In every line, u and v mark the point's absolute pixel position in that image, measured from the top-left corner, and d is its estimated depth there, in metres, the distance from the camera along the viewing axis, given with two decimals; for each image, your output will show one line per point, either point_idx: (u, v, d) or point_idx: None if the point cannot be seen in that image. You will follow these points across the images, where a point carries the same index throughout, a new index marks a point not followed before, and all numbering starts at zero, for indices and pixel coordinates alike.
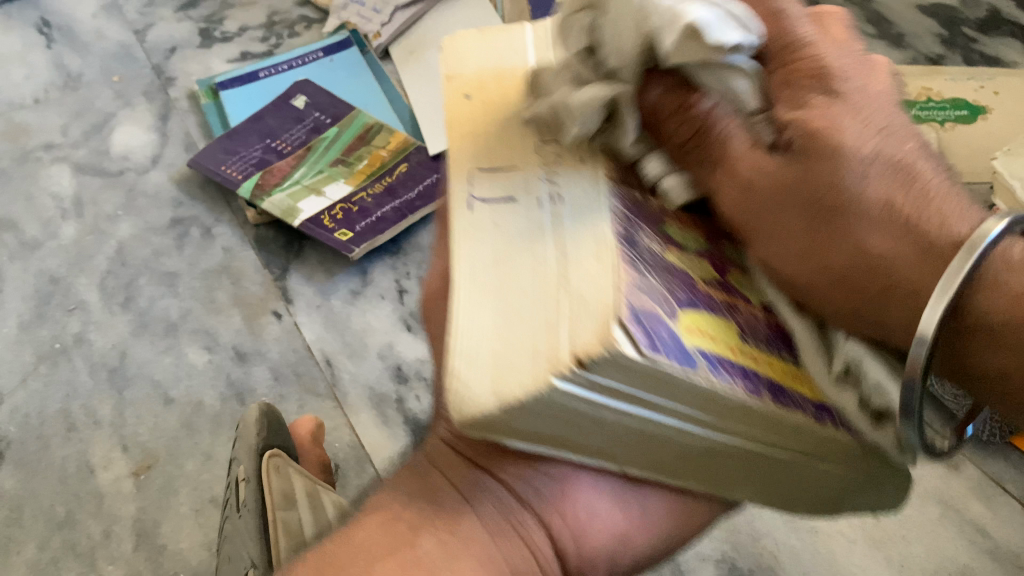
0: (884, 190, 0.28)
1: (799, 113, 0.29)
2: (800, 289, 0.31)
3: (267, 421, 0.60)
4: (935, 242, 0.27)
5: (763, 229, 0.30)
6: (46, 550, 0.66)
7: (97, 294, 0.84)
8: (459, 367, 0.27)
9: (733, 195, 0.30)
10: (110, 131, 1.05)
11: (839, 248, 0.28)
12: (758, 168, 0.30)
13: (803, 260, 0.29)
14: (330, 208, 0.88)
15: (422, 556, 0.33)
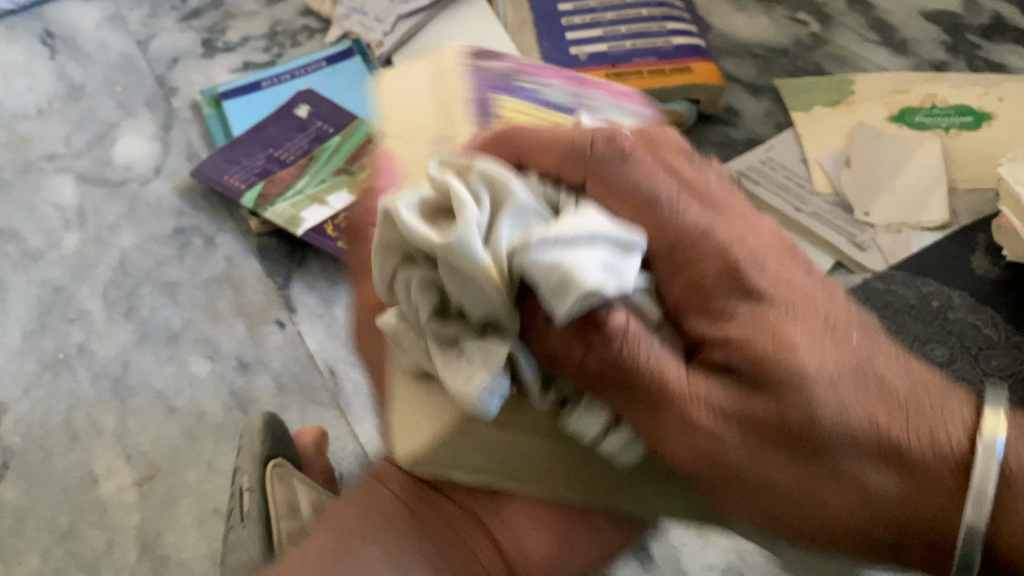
0: (847, 405, 0.33)
1: (747, 351, 0.34)
2: (774, 527, 0.35)
3: (271, 430, 0.58)
4: (948, 451, 0.32)
5: (729, 479, 0.34)
6: (49, 561, 0.65)
7: (99, 303, 0.84)
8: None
9: (695, 450, 0.34)
10: (113, 141, 1.05)
11: (835, 490, 0.33)
12: (712, 403, 0.34)
13: (778, 503, 0.34)
14: (333, 217, 0.88)
15: (371, 555, 0.48)
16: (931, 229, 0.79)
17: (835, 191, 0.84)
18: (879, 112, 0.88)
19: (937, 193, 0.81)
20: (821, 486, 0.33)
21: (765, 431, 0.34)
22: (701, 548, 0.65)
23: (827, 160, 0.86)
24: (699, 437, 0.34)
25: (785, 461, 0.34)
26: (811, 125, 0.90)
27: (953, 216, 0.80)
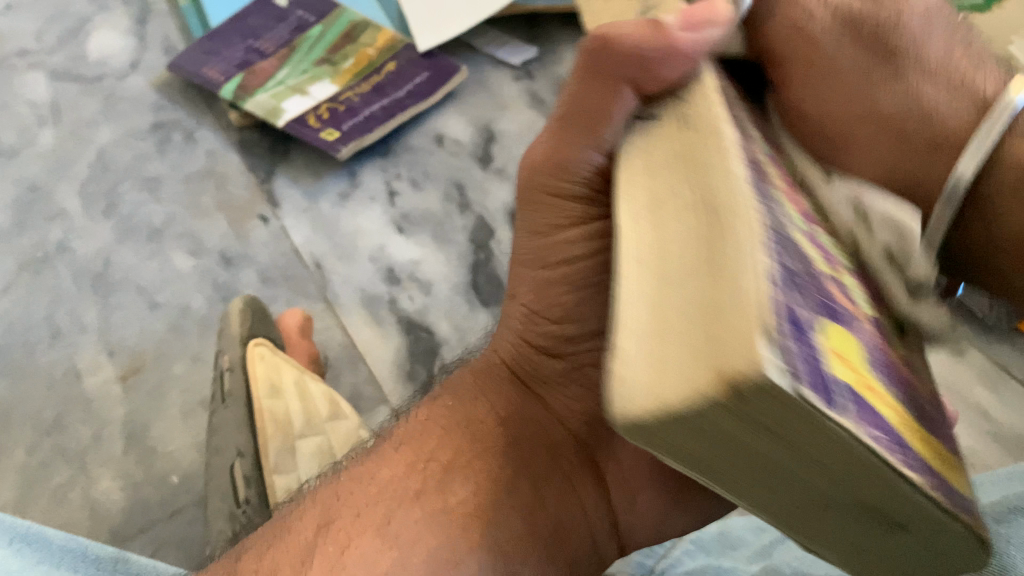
0: (942, 94, 0.29)
1: (868, 144, 0.30)
2: (828, 143, 0.30)
3: (252, 311, 0.58)
4: (943, 135, 0.28)
5: (815, 66, 0.30)
6: (36, 453, 0.65)
7: (78, 201, 0.81)
8: (619, 335, 0.21)
9: (825, 113, 0.30)
10: (86, 36, 0.99)
11: (891, 87, 0.29)
12: (823, 110, 0.30)
13: (858, 121, 0.30)
14: (316, 108, 0.83)
15: (456, 500, 0.35)
16: None
17: None
18: None
19: None
20: (859, 136, 0.30)
21: (865, 124, 0.30)
22: None
23: None
24: (821, 108, 0.30)
25: (886, 141, 0.29)
26: None
27: None
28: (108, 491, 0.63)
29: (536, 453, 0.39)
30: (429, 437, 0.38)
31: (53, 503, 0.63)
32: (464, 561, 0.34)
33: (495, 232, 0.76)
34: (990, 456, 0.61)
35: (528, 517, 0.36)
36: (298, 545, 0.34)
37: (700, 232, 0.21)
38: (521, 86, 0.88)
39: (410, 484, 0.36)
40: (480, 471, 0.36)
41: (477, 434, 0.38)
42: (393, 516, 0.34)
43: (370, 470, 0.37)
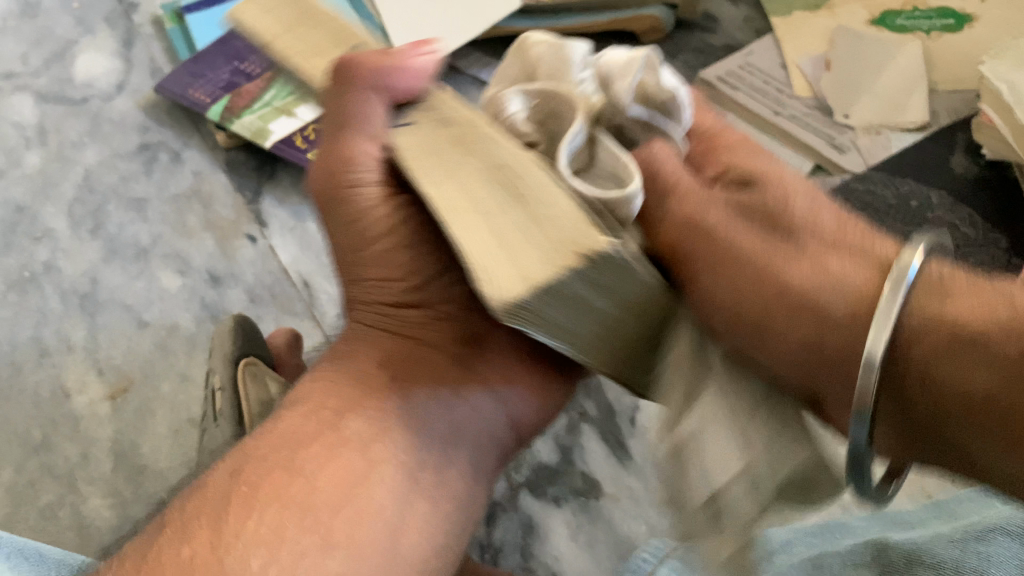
0: (819, 265, 0.33)
1: (777, 332, 0.32)
2: (746, 320, 0.33)
3: (240, 330, 0.58)
4: (875, 261, 0.32)
5: (718, 253, 0.35)
6: (23, 473, 0.65)
7: (64, 221, 0.82)
8: (492, 273, 0.32)
9: (726, 294, 0.34)
10: (72, 58, 0.99)
11: (793, 264, 0.33)
12: (719, 289, 0.34)
13: (760, 300, 0.33)
14: (302, 129, 0.84)
15: (349, 436, 0.44)
16: (910, 130, 0.77)
17: (813, 95, 0.81)
18: (860, 15, 0.85)
19: (918, 94, 0.79)
20: (772, 318, 0.33)
21: (757, 308, 0.33)
22: None
23: (807, 64, 0.82)
24: (718, 286, 0.34)
25: (783, 318, 0.32)
26: (789, 29, 0.86)
27: (933, 117, 0.78)
28: (97, 509, 0.63)
29: (409, 376, 0.47)
30: (321, 394, 0.47)
31: (41, 522, 0.63)
32: (365, 478, 0.43)
33: None
34: None
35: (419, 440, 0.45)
36: (218, 488, 0.42)
37: (510, 207, 0.36)
38: None
39: (309, 432, 0.44)
40: (361, 413, 0.45)
41: (363, 382, 0.47)
42: (299, 454, 0.43)
43: (277, 422, 0.45)
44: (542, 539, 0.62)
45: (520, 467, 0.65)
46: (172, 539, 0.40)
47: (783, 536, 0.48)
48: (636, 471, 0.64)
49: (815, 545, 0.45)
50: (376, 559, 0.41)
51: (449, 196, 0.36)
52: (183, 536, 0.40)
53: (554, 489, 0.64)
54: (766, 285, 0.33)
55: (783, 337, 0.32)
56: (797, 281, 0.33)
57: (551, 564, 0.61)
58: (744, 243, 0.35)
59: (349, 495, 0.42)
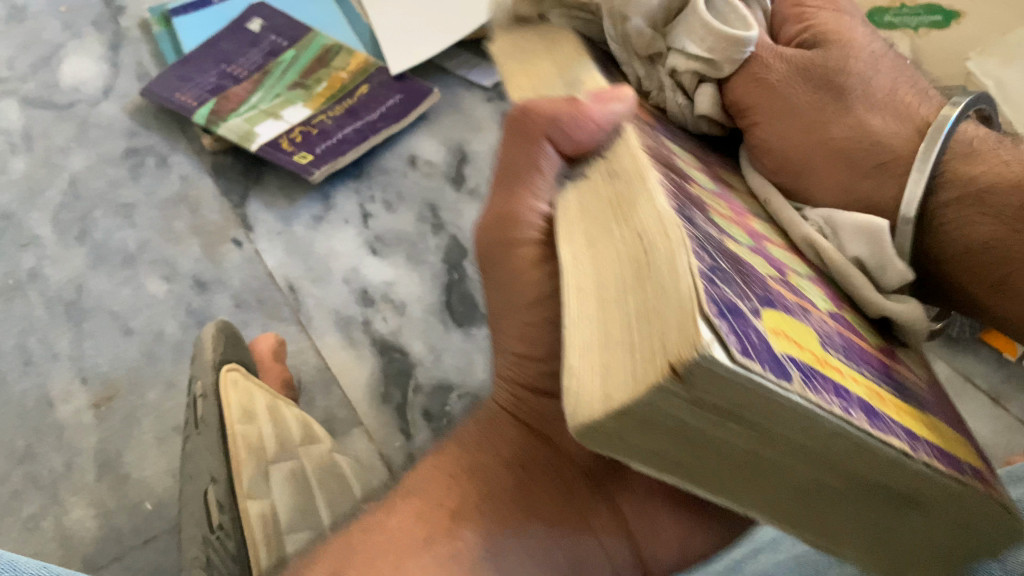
0: (883, 124, 0.38)
1: (833, 138, 0.38)
2: (794, 168, 0.39)
3: (224, 336, 0.59)
4: (912, 119, 0.38)
5: (775, 106, 0.38)
6: (8, 483, 0.65)
7: (50, 228, 0.81)
8: (571, 351, 0.23)
9: (778, 155, 0.39)
10: (59, 63, 0.99)
11: (844, 121, 0.38)
12: (770, 139, 0.39)
13: (817, 148, 0.38)
14: (289, 131, 0.84)
15: (463, 549, 0.36)
16: None
17: None
18: None
19: None
20: (821, 152, 0.38)
21: (802, 160, 0.39)
22: None
23: None
24: (772, 130, 0.39)
25: (838, 173, 0.38)
26: None
27: None
28: (81, 518, 0.63)
29: (546, 487, 0.42)
30: (425, 495, 0.39)
31: (25, 533, 0.62)
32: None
33: (469, 253, 0.77)
34: None
35: (530, 547, 0.38)
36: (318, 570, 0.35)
37: (624, 268, 0.23)
38: (492, 107, 0.89)
39: (417, 536, 0.36)
40: (478, 520, 0.38)
41: (480, 489, 0.39)
42: (402, 561, 0.35)
43: (377, 521, 0.37)
44: None
45: None
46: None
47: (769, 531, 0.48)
48: None
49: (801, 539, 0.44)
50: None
51: (575, 279, 0.25)
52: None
53: None
54: (829, 148, 0.38)
55: (813, 179, 0.39)
56: (852, 134, 0.38)
57: None
58: (796, 99, 0.39)
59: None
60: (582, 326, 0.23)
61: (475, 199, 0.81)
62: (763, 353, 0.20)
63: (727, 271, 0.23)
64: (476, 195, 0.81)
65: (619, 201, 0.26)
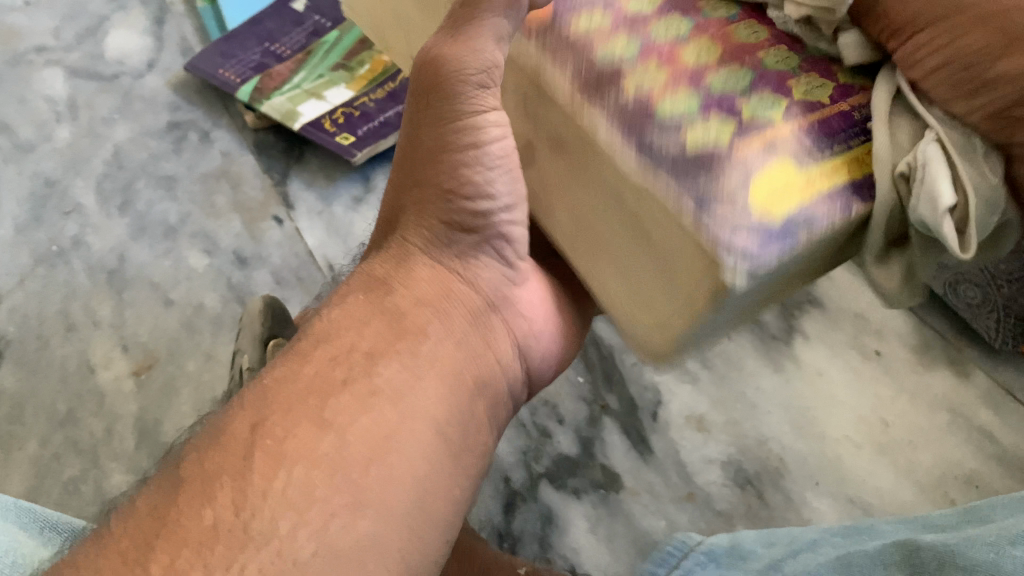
0: None
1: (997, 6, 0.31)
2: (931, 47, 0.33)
3: (272, 311, 0.59)
4: None
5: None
6: (49, 446, 0.66)
7: (93, 197, 0.82)
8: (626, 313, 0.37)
9: (912, 26, 0.33)
10: (104, 35, 0.99)
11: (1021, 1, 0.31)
12: (921, 12, 0.33)
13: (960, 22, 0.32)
14: (331, 112, 0.84)
15: (382, 385, 0.35)
16: None
17: None
18: None
19: None
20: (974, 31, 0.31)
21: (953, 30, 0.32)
22: (702, 441, 0.65)
23: None
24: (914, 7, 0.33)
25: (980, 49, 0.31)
26: None
27: None
28: (120, 484, 0.64)
29: (456, 311, 0.40)
30: (343, 340, 0.37)
31: (65, 496, 0.63)
32: (397, 437, 0.34)
33: None
34: (994, 476, 0.62)
35: (448, 379, 0.37)
36: (237, 445, 0.33)
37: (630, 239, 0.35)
38: None
39: (335, 379, 0.35)
40: (397, 363, 0.36)
41: (393, 328, 0.38)
42: (326, 408, 0.34)
43: (288, 371, 0.36)
44: (561, 530, 0.62)
45: (540, 458, 0.65)
46: (190, 498, 0.31)
47: (808, 535, 0.47)
48: (658, 465, 0.64)
49: (842, 545, 0.44)
50: (409, 527, 0.33)
51: (574, 233, 0.38)
52: (202, 495, 0.31)
53: (575, 480, 0.64)
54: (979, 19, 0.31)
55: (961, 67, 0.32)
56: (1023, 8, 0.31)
57: (569, 556, 0.61)
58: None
59: (370, 458, 0.33)
60: (604, 272, 0.37)
61: None
62: (767, 240, 0.31)
63: (710, 176, 0.32)
64: None
65: (558, 137, 0.37)
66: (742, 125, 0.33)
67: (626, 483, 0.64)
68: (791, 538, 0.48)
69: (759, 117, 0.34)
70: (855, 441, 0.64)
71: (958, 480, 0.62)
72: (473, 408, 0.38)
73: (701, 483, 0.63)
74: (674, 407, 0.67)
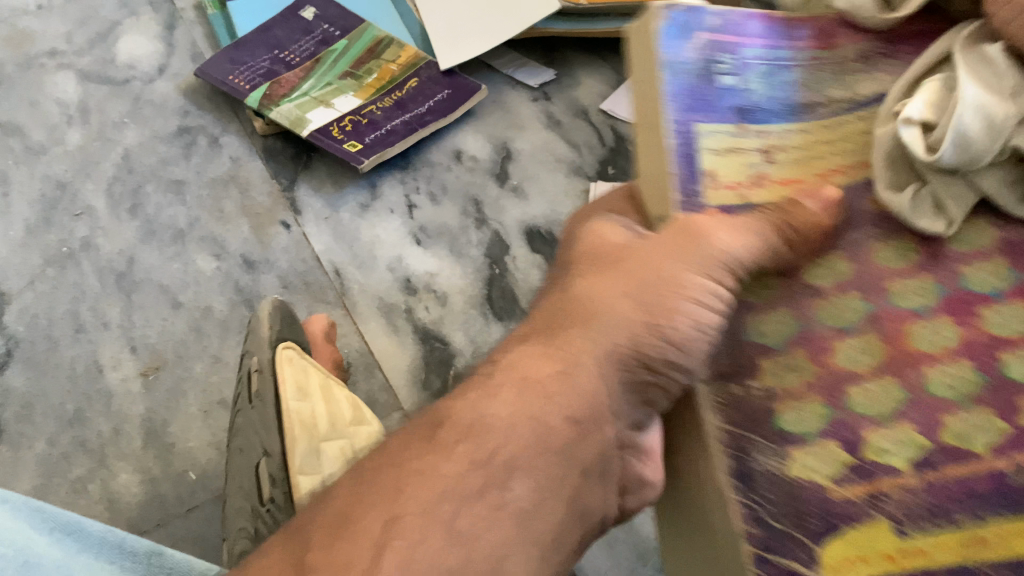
0: None
1: None
2: None
3: (280, 314, 0.60)
4: None
5: None
6: (56, 446, 0.66)
7: (103, 200, 0.83)
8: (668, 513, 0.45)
9: None
10: (115, 40, 1.01)
11: None
12: None
13: None
14: (339, 119, 0.85)
15: (513, 498, 0.34)
16: None
17: None
18: None
19: None
20: None
21: None
22: None
23: None
24: None
25: None
26: None
27: None
28: (126, 484, 0.64)
29: (593, 447, 0.37)
30: (494, 440, 0.35)
31: (71, 495, 0.64)
32: (503, 559, 0.33)
33: (511, 249, 0.78)
34: None
35: (569, 496, 0.36)
36: (365, 538, 0.33)
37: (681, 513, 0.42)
38: (537, 107, 0.88)
39: (466, 483, 0.34)
40: (535, 475, 0.35)
41: (540, 444, 0.35)
42: (454, 518, 0.33)
43: (430, 465, 0.35)
44: None
45: None
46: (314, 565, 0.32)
47: None
48: None
49: None
50: None
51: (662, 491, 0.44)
52: (304, 571, 0.32)
53: None
54: None
55: None
56: None
57: None
58: None
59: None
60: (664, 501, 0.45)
61: (517, 196, 0.81)
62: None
63: (795, 541, 0.34)
64: (519, 192, 0.81)
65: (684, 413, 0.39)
66: (863, 464, 0.34)
67: None
68: None
69: (849, 370, 0.36)
70: None
71: None
72: (576, 532, 0.37)
73: None
74: None
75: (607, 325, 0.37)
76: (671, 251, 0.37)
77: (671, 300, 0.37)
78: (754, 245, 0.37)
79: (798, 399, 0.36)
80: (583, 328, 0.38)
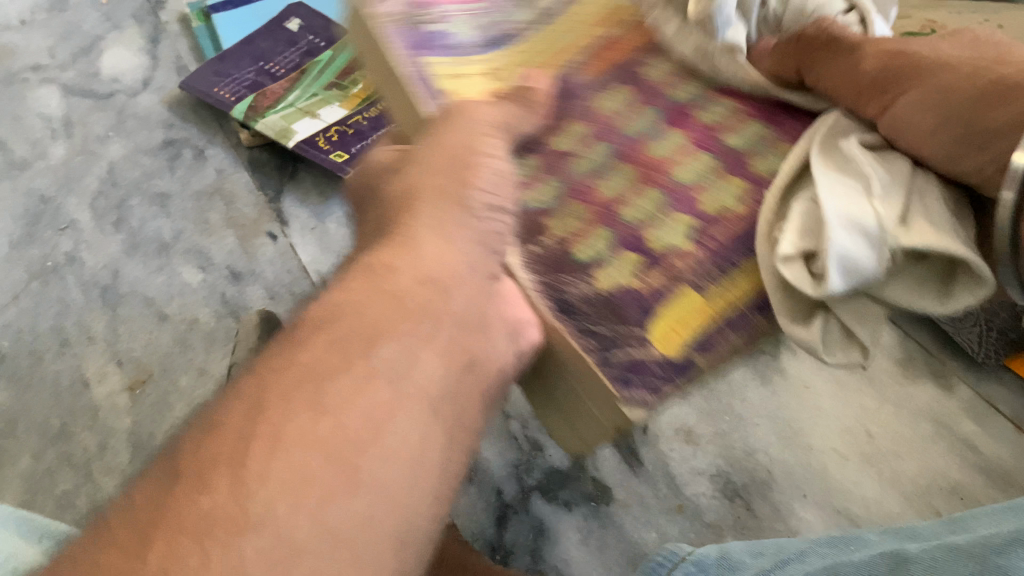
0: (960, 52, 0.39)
1: (915, 58, 0.39)
2: (889, 108, 0.40)
3: (267, 323, 0.60)
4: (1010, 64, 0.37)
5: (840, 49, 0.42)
6: (41, 461, 0.66)
7: (88, 213, 0.82)
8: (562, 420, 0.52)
9: (859, 77, 0.41)
10: (98, 54, 1.00)
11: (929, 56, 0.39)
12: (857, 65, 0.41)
13: (904, 74, 0.39)
14: (325, 130, 0.85)
15: (375, 364, 0.34)
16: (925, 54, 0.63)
17: None
18: None
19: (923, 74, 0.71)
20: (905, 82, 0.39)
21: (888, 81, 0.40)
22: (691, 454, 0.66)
23: None
24: (832, 75, 0.42)
25: (927, 99, 0.38)
26: None
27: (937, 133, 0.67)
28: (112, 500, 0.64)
29: (462, 338, 0.37)
30: (347, 317, 0.36)
31: (57, 510, 0.63)
32: (376, 436, 0.33)
33: None
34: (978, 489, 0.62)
35: (449, 357, 0.37)
36: (228, 438, 0.32)
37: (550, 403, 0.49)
38: None
39: (328, 361, 0.34)
40: (399, 342, 0.35)
41: (394, 312, 0.36)
42: (320, 396, 0.33)
43: (289, 357, 0.35)
44: (551, 541, 0.62)
45: (532, 471, 0.66)
46: (186, 488, 0.31)
47: (797, 544, 0.47)
48: (647, 477, 0.65)
49: (828, 556, 0.44)
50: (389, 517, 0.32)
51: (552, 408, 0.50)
52: (197, 485, 0.31)
53: (566, 493, 0.64)
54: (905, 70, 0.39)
55: (914, 124, 0.38)
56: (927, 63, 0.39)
57: (561, 568, 0.61)
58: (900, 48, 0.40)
59: (357, 450, 0.32)
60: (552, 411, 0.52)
61: None
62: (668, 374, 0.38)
63: (622, 337, 0.38)
64: None
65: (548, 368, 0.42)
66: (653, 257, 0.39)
67: (617, 495, 0.64)
68: (778, 547, 0.47)
69: (661, 246, 0.39)
70: (843, 454, 0.65)
71: (943, 490, 0.63)
72: (463, 391, 0.37)
73: (691, 495, 0.64)
74: (664, 420, 0.68)
75: (425, 204, 0.39)
76: (443, 128, 0.39)
77: (473, 159, 0.39)
78: (509, 115, 0.40)
79: (586, 236, 0.39)
80: (406, 210, 0.39)
